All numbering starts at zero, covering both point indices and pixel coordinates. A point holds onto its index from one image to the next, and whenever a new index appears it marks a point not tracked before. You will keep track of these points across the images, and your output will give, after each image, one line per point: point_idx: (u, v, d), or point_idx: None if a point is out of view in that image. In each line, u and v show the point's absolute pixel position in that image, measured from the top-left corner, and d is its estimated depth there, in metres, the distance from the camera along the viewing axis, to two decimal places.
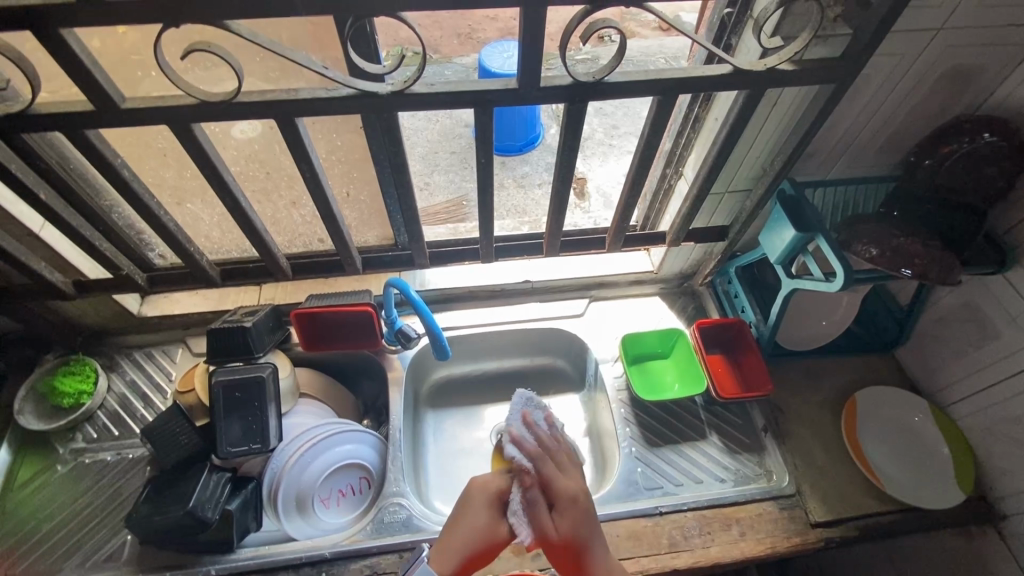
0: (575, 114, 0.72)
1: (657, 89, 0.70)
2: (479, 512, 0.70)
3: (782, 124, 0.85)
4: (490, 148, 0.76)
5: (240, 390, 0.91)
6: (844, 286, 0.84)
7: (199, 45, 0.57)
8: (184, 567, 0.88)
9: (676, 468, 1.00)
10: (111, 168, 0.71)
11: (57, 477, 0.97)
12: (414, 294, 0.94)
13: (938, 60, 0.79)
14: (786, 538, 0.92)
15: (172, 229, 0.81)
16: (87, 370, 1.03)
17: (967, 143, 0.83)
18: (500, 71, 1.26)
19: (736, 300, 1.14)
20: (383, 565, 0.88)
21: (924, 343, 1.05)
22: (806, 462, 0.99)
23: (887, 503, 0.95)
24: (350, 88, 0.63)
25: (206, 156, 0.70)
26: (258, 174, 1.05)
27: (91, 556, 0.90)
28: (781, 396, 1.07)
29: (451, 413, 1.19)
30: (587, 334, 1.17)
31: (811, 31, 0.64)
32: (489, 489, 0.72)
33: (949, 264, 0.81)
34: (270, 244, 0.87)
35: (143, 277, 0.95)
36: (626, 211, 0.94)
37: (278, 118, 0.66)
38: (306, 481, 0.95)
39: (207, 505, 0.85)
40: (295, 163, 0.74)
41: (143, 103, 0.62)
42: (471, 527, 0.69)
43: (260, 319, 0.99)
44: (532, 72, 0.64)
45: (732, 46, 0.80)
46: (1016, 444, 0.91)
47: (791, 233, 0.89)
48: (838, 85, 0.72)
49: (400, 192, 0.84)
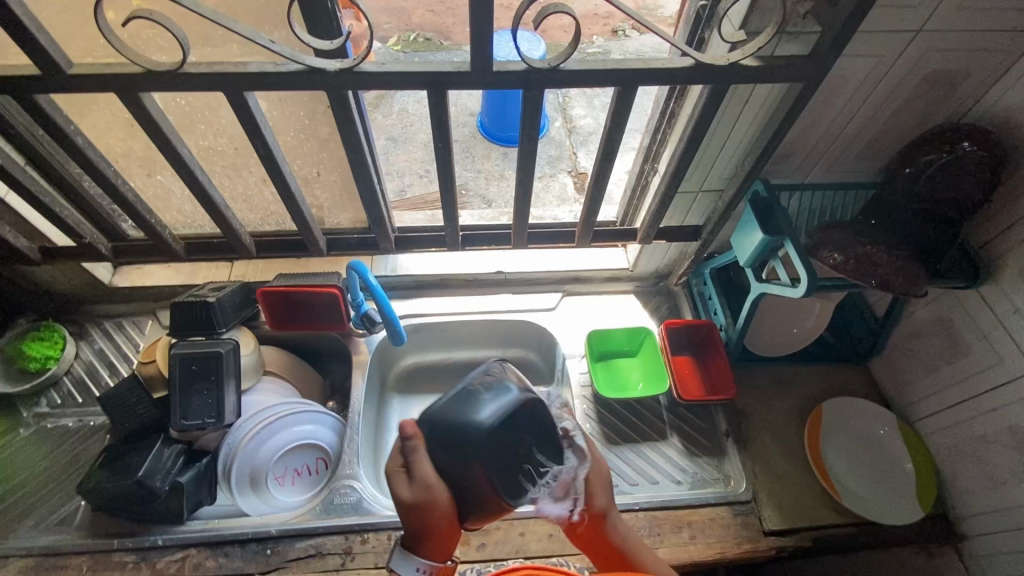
0: (534, 101, 0.71)
1: (616, 79, 0.68)
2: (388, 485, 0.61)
3: (754, 122, 0.83)
4: (448, 133, 0.75)
5: (197, 363, 0.92)
6: (809, 292, 0.82)
7: (140, 13, 0.56)
8: (132, 536, 0.89)
9: (633, 467, 0.99)
10: (63, 135, 0.70)
11: (19, 440, 0.99)
12: (372, 280, 0.93)
13: (918, 64, 0.77)
14: (736, 544, 0.91)
15: (131, 199, 0.81)
16: (55, 337, 1.04)
17: (946, 153, 0.80)
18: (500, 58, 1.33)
19: (710, 302, 1.12)
20: (328, 546, 0.88)
21: (896, 356, 1.03)
22: (765, 469, 0.98)
23: (843, 516, 0.93)
24: (299, 64, 0.63)
25: (158, 127, 0.70)
26: (228, 150, 0.96)
27: (44, 519, 0.91)
28: (746, 401, 1.05)
29: (417, 400, 1.19)
30: (557, 328, 1.16)
31: (776, 25, 0.62)
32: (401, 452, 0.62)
33: (915, 276, 0.79)
34: (230, 220, 0.88)
35: (108, 246, 0.95)
36: (595, 205, 0.92)
37: (228, 91, 0.66)
38: (260, 458, 0.96)
39: (157, 475, 0.86)
40: (250, 139, 0.74)
41: (90, 69, 0.62)
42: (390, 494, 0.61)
43: (225, 294, 0.98)
44: (484, 54, 0.63)
45: (705, 41, 0.77)
46: (981, 464, 0.89)
47: (759, 235, 0.87)
48: (806, 84, 0.70)
49: (365, 174, 0.83)
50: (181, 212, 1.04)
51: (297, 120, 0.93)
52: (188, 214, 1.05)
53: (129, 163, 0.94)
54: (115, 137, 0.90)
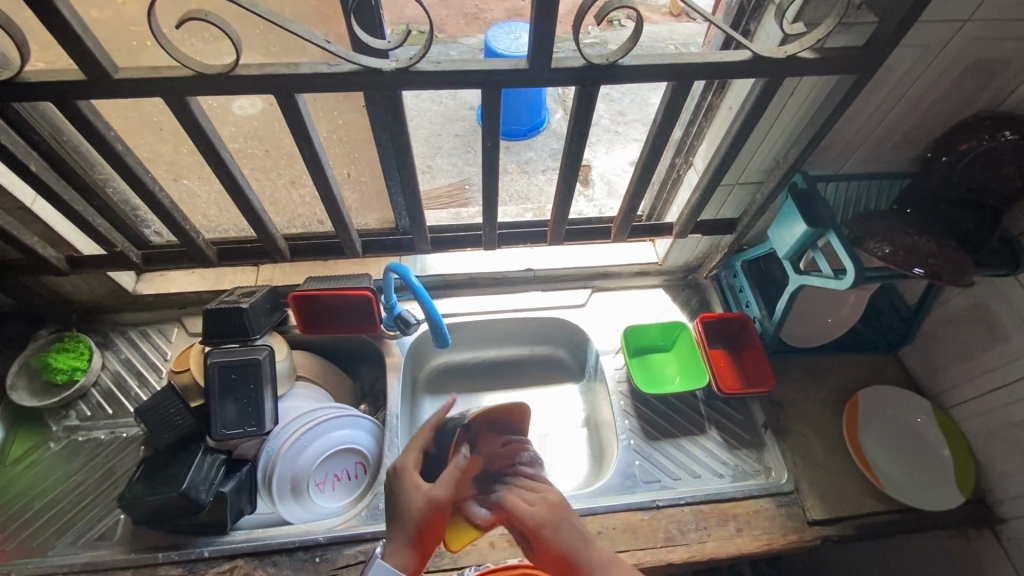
0: (587, 96, 0.70)
1: (672, 74, 0.68)
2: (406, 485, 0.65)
3: (799, 114, 0.82)
4: (497, 131, 0.74)
5: (236, 372, 0.90)
6: (855, 283, 0.82)
7: (195, 14, 0.54)
8: (176, 548, 0.87)
9: (674, 462, 0.99)
10: (103, 141, 0.68)
11: (50, 454, 0.97)
12: (413, 280, 0.92)
13: (962, 54, 0.76)
14: (782, 535, 0.92)
15: (167, 206, 0.79)
16: (80, 347, 1.02)
17: (985, 141, 0.81)
18: (507, 51, 1.29)
19: (741, 294, 1.12)
20: (378, 551, 0.88)
21: (929, 343, 1.04)
22: (805, 459, 0.98)
23: (884, 503, 0.94)
24: (353, 64, 0.61)
25: (202, 131, 0.68)
26: (257, 152, 0.93)
27: (84, 534, 0.89)
28: (782, 393, 1.06)
29: (448, 401, 1.18)
30: (589, 325, 1.15)
31: (838, 16, 0.61)
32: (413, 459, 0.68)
33: (963, 265, 0.79)
34: (267, 224, 0.86)
35: (138, 254, 0.92)
36: (634, 200, 0.91)
37: (278, 93, 0.64)
38: (300, 466, 0.94)
39: (201, 487, 0.84)
40: (296, 142, 0.73)
41: (137, 73, 0.60)
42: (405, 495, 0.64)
43: (258, 300, 0.96)
44: (543, 52, 0.62)
45: (751, 32, 0.76)
46: (1019, 448, 0.90)
47: (802, 227, 0.87)
48: (859, 75, 0.70)
49: (403, 174, 0.81)
50: (206, 217, 1.02)
51: (327, 118, 0.90)
52: (213, 218, 1.02)
53: (156, 167, 0.91)
54: (142, 141, 0.87)
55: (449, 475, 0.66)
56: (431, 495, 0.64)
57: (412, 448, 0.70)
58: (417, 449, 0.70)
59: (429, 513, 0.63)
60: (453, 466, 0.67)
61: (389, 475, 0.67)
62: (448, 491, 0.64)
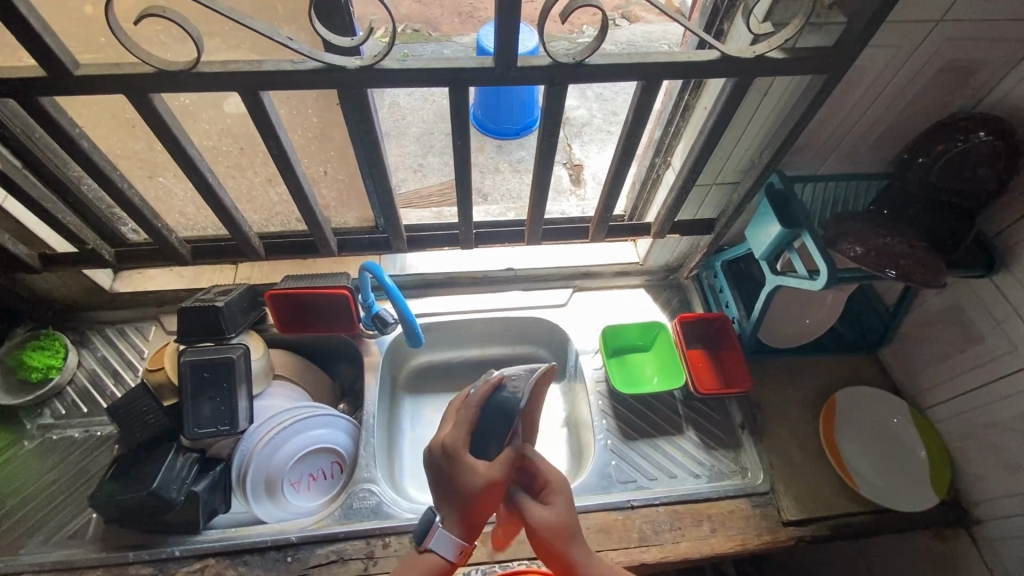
0: (556, 96, 0.69)
1: (640, 74, 0.67)
2: (458, 467, 0.62)
3: (774, 113, 0.82)
4: (467, 130, 0.73)
5: (208, 371, 0.89)
6: (828, 284, 0.82)
7: (152, 10, 0.53)
8: (148, 547, 0.87)
9: (651, 462, 0.99)
10: (68, 137, 0.68)
11: (23, 453, 0.96)
12: (387, 280, 0.91)
13: (937, 54, 0.76)
14: (756, 535, 0.92)
15: (137, 203, 0.79)
16: (56, 345, 1.01)
17: (961, 142, 0.80)
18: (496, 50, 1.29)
19: (721, 294, 1.12)
20: (349, 551, 0.87)
21: (907, 345, 1.04)
22: (782, 460, 0.98)
23: (859, 504, 0.94)
24: (317, 62, 0.61)
25: (167, 128, 0.67)
26: (232, 150, 0.93)
27: (56, 533, 0.89)
28: (760, 393, 1.06)
29: (428, 400, 1.18)
30: (569, 324, 1.15)
31: (804, 17, 0.61)
32: (458, 439, 0.63)
33: (934, 267, 0.79)
34: (239, 223, 0.86)
35: (111, 252, 0.92)
36: (610, 200, 0.91)
37: (242, 90, 0.63)
38: (275, 464, 0.94)
39: (172, 486, 0.84)
40: (263, 140, 0.72)
41: (98, 70, 0.59)
42: (458, 479, 0.62)
43: (233, 298, 0.96)
44: (508, 51, 0.61)
45: (724, 33, 0.76)
46: (993, 449, 0.90)
47: (777, 228, 0.87)
48: (830, 76, 0.70)
49: (376, 173, 0.81)
50: (183, 214, 1.01)
51: (303, 117, 0.90)
52: (190, 216, 1.01)
53: (130, 164, 0.91)
54: (114, 138, 0.87)
55: (504, 455, 0.65)
56: (491, 474, 0.63)
57: (456, 425, 0.64)
58: (463, 423, 0.64)
59: (489, 491, 0.62)
60: (509, 445, 0.66)
61: (437, 452, 0.63)
62: (506, 472, 0.64)
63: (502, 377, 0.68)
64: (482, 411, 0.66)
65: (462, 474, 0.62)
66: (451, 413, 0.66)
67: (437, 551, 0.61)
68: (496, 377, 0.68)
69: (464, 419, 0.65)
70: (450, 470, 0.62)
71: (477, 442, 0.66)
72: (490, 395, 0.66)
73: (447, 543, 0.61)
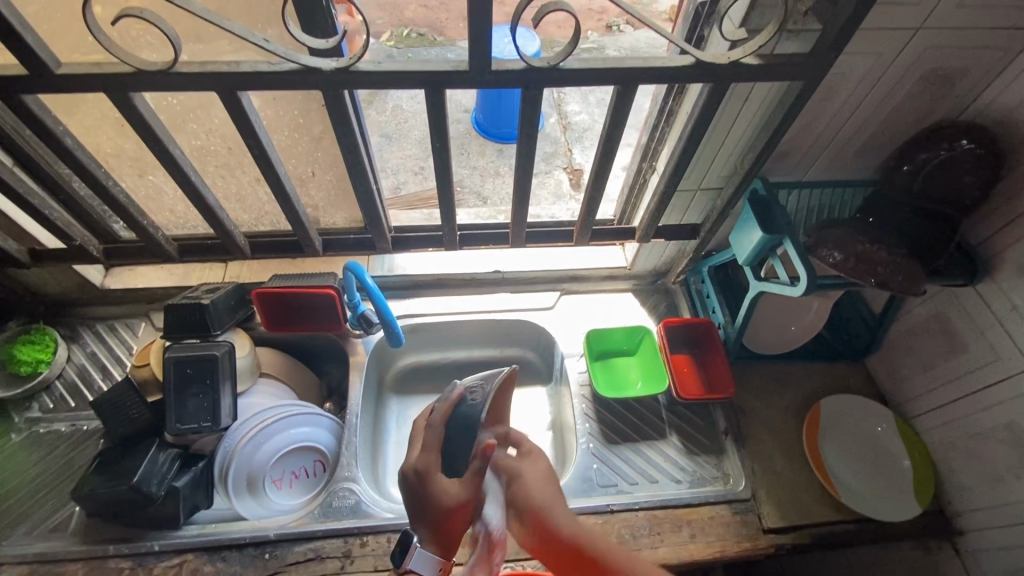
0: (533, 99, 0.70)
1: (615, 78, 0.68)
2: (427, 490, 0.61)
3: (755, 119, 0.82)
4: (446, 132, 0.74)
5: (192, 367, 0.90)
6: (808, 290, 0.81)
7: (129, 10, 0.54)
8: (128, 541, 0.88)
9: (632, 467, 0.99)
10: (51, 134, 0.69)
11: (11, 446, 0.97)
12: (369, 280, 0.92)
13: (918, 61, 0.76)
14: (735, 542, 0.91)
15: (123, 201, 0.80)
16: (46, 340, 1.03)
17: (944, 150, 0.79)
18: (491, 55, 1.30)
19: (708, 300, 1.12)
20: (327, 549, 0.88)
21: (894, 353, 1.03)
22: (764, 467, 0.98)
23: (841, 513, 0.94)
24: (294, 63, 0.62)
25: (149, 127, 0.69)
26: (220, 150, 0.94)
27: (38, 525, 0.90)
28: (744, 400, 1.05)
29: (414, 401, 1.18)
30: (556, 328, 1.15)
31: (776, 23, 0.61)
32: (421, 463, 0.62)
33: (913, 275, 0.79)
34: (224, 221, 0.87)
35: (99, 249, 0.93)
36: (593, 204, 0.91)
37: (221, 91, 0.65)
38: (257, 462, 0.94)
39: (152, 480, 0.85)
40: (244, 139, 0.73)
41: (79, 69, 0.61)
42: (426, 501, 0.61)
43: (219, 297, 0.96)
44: (481, 55, 0.62)
45: (704, 39, 0.76)
46: (976, 460, 0.90)
47: (758, 234, 0.87)
48: (807, 82, 0.70)
49: (359, 174, 0.82)
50: (174, 213, 1.02)
51: (290, 118, 0.91)
52: (180, 215, 1.03)
53: (119, 163, 0.92)
54: (103, 137, 0.88)
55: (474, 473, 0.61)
56: (456, 495, 0.60)
57: (423, 449, 0.63)
58: (430, 445, 0.63)
59: (459, 509, 0.60)
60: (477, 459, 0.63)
61: (408, 476, 0.62)
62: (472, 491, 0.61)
63: (461, 391, 0.67)
64: (446, 429, 0.65)
65: (429, 494, 0.61)
66: (418, 437, 0.65)
67: (417, 571, 0.61)
68: (455, 392, 0.67)
69: (430, 441, 0.63)
70: (420, 495, 0.61)
71: (448, 461, 0.65)
72: (451, 411, 0.65)
73: (426, 561, 0.61)
